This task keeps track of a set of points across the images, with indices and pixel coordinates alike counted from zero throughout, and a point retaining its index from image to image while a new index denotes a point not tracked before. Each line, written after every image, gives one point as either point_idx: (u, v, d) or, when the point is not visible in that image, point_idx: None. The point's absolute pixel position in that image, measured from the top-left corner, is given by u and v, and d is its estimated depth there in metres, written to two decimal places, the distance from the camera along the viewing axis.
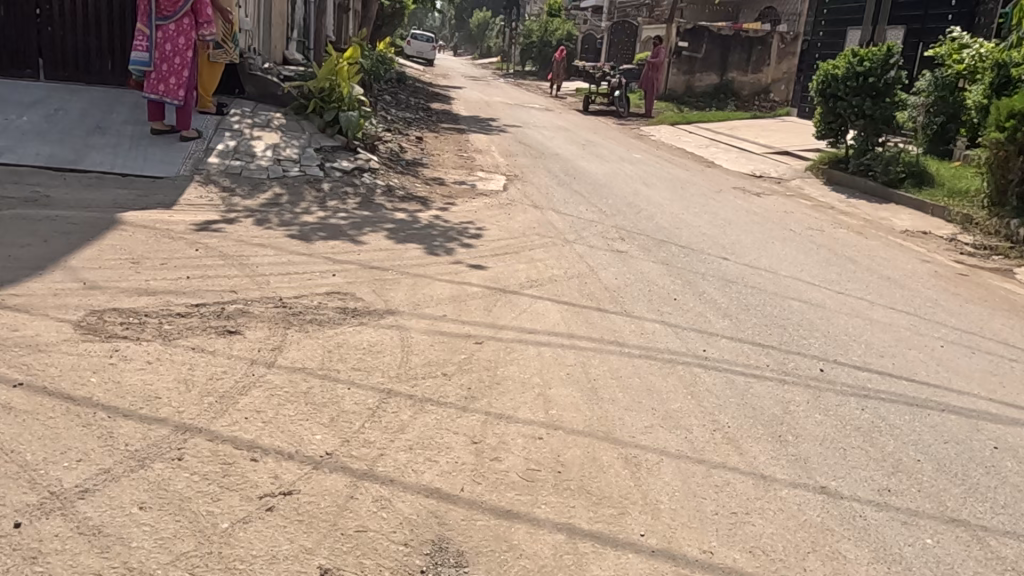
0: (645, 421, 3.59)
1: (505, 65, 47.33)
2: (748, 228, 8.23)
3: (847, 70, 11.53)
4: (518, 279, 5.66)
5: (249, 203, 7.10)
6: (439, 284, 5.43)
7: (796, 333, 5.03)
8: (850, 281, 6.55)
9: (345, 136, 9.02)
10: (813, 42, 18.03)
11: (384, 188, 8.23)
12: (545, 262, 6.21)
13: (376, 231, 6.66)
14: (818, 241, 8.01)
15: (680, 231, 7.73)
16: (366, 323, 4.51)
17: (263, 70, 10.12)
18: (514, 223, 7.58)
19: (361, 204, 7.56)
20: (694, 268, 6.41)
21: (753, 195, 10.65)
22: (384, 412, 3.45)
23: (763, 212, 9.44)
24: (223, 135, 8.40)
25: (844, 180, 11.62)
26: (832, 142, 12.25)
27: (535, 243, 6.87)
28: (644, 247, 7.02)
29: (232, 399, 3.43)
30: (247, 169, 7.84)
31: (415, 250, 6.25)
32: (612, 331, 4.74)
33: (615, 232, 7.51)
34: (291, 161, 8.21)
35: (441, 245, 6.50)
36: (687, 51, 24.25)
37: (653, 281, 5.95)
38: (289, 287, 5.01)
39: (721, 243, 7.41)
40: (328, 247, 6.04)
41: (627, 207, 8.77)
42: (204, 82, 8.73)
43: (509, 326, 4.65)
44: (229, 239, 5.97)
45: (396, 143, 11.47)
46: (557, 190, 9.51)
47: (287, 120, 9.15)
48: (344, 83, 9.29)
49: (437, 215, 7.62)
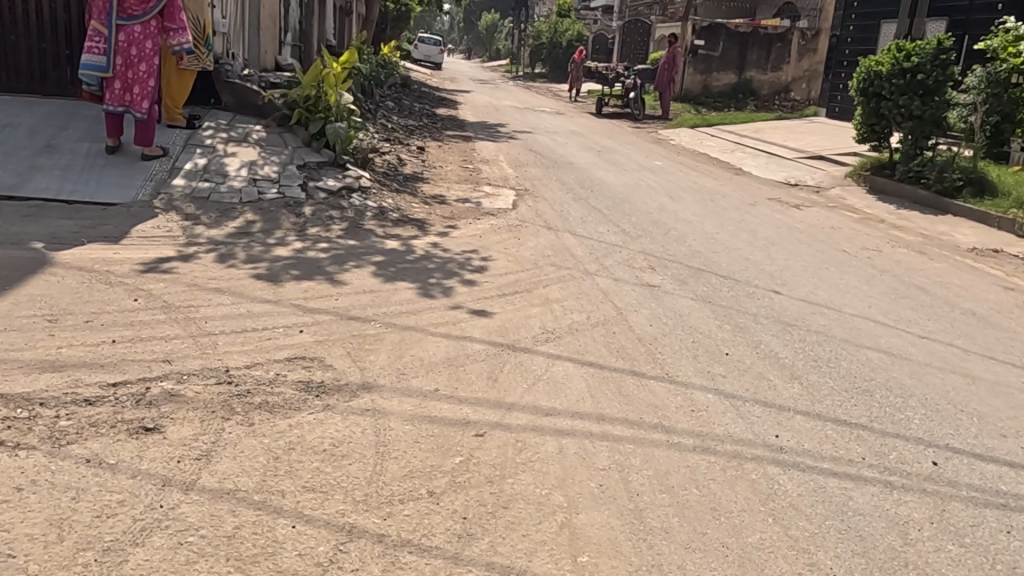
0: (715, 571, 2.53)
1: (514, 67, 46.32)
2: (796, 251, 7.13)
3: (891, 66, 10.43)
4: (532, 330, 4.59)
5: (215, 233, 6.06)
6: (433, 338, 4.37)
7: (887, 405, 3.93)
8: (930, 317, 5.44)
9: (332, 150, 7.93)
10: (842, 37, 16.85)
11: (376, 210, 7.17)
12: (562, 304, 5.14)
13: (361, 266, 5.61)
14: (878, 265, 6.89)
15: (718, 257, 6.65)
16: (333, 408, 3.45)
17: (244, 77, 9.05)
18: (524, 250, 6.51)
19: (346, 231, 6.52)
20: (742, 308, 5.32)
21: (791, 207, 9.55)
22: (340, 571, 2.39)
23: (807, 228, 8.33)
24: (192, 152, 7.37)
25: (891, 187, 10.49)
26: (874, 146, 11.11)
27: (550, 276, 5.79)
28: (680, 278, 5.95)
29: (119, 558, 2.38)
30: (216, 192, 6.80)
31: (406, 291, 5.19)
32: (653, 409, 3.66)
33: (644, 259, 6.42)
34: (268, 181, 7.16)
35: (437, 282, 5.44)
36: (703, 50, 22.93)
37: (696, 328, 4.86)
38: (240, 354, 3.96)
39: (768, 271, 6.31)
40: (302, 290, 4.99)
41: (654, 227, 7.69)
42: (172, 92, 7.67)
43: (520, 405, 3.59)
44: (180, 283, 4.93)
45: (393, 155, 10.43)
46: (574, 207, 8.44)
47: (268, 133, 8.10)
48: (330, 90, 8.23)
49: (434, 242, 6.56)
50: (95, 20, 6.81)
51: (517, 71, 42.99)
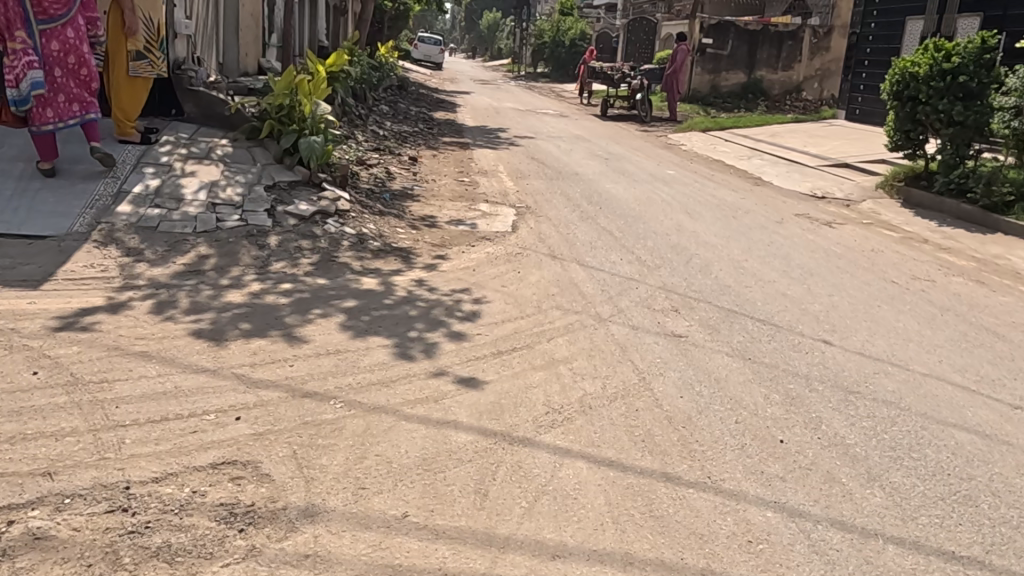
0: None
1: (516, 67, 45.27)
2: (839, 283, 6.18)
3: (929, 67, 9.44)
4: (533, 410, 3.64)
5: (158, 273, 5.14)
6: (407, 424, 3.42)
7: (1003, 524, 2.98)
8: (1017, 376, 4.48)
9: (307, 167, 6.98)
10: (863, 33, 15.89)
11: (354, 237, 6.24)
12: (570, 365, 4.19)
13: (329, 316, 4.67)
14: (935, 299, 5.93)
15: (752, 294, 5.70)
16: (261, 554, 2.51)
17: (210, 85, 8.07)
18: (525, 287, 5.57)
19: (317, 266, 5.59)
20: (791, 367, 4.37)
21: (822, 225, 8.60)
22: None
23: (844, 251, 7.38)
24: (143, 172, 6.42)
25: (929, 201, 9.56)
26: (909, 154, 10.13)
27: (554, 324, 4.85)
28: (710, 325, 5.00)
29: None
30: (167, 220, 5.85)
31: (379, 350, 4.24)
32: (697, 543, 2.70)
33: (666, 298, 5.48)
34: (230, 205, 6.21)
35: (418, 336, 4.50)
36: (711, 48, 21.80)
37: (739, 400, 3.92)
38: (150, 460, 3.01)
39: (811, 312, 5.37)
40: (251, 353, 4.05)
41: (673, 253, 6.75)
42: (122, 102, 6.69)
43: (516, 542, 2.65)
44: (99, 345, 4.00)
45: (382, 168, 9.49)
46: (582, 228, 7.48)
47: (235, 148, 7.14)
48: (305, 99, 7.29)
49: (419, 278, 5.62)
50: (13, 38, 5.75)
51: (518, 70, 42.00)
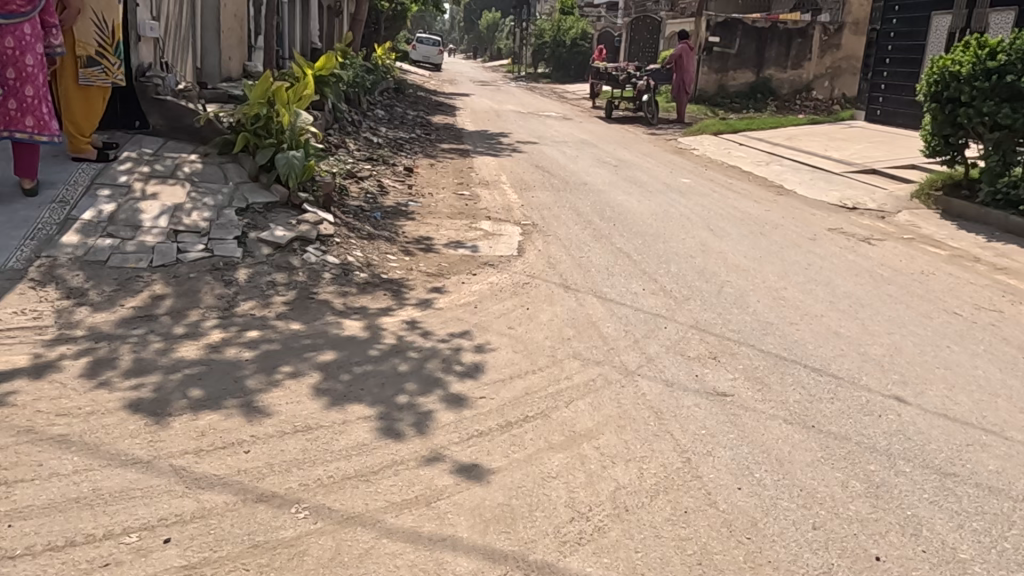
0: None
1: (517, 67, 44.35)
2: (895, 317, 5.36)
3: (973, 65, 8.60)
4: (553, 515, 2.83)
5: (102, 320, 4.33)
6: (391, 545, 2.61)
7: None
8: None
9: (285, 186, 6.17)
10: (883, 30, 15.09)
11: (337, 268, 5.43)
12: (595, 443, 3.38)
13: (299, 376, 3.86)
14: (1010, 336, 5.11)
15: (799, 334, 4.90)
16: None
17: (179, 93, 7.23)
18: (535, 328, 4.77)
19: (292, 306, 4.79)
20: (864, 441, 3.56)
21: (859, 240, 7.79)
22: None
23: (892, 273, 6.57)
24: (97, 195, 5.61)
25: (973, 212, 8.78)
26: (948, 161, 9.34)
27: (573, 380, 4.04)
28: (758, 378, 4.19)
29: None
30: (120, 252, 5.05)
31: (358, 427, 3.42)
32: None
33: (701, 341, 4.67)
34: (195, 232, 5.40)
35: (408, 401, 3.69)
36: (718, 47, 21.04)
37: (810, 491, 3.11)
38: None
39: (872, 358, 4.56)
40: (196, 435, 3.24)
41: (702, 280, 5.95)
42: (75, 114, 5.90)
43: None
44: (8, 427, 3.20)
45: (374, 181, 8.70)
46: (595, 250, 6.69)
47: (205, 165, 6.33)
48: (284, 109, 6.46)
49: (411, 319, 4.81)
50: None
51: (518, 71, 41.19)
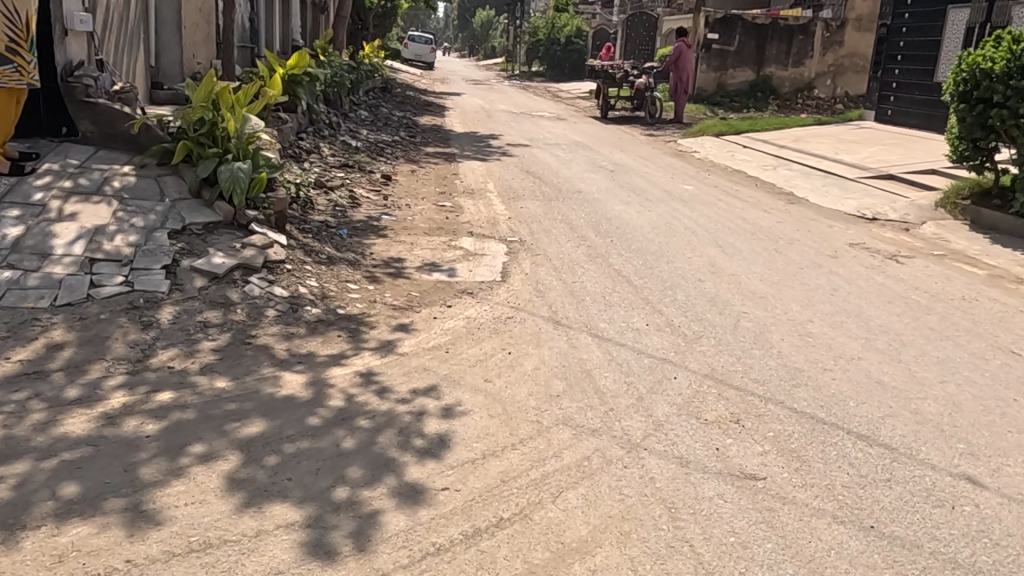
0: None
1: (511, 66, 43.46)
2: (945, 359, 4.53)
3: (1007, 62, 7.77)
4: None
5: None
6: None
7: None
8: None
9: (230, 203, 5.33)
10: (894, 26, 14.27)
11: (285, 303, 4.59)
12: (589, 564, 2.54)
13: (214, 460, 3.01)
14: None
15: (835, 385, 4.07)
16: None
17: (115, 95, 6.37)
18: (518, 381, 3.92)
19: (223, 355, 3.94)
20: (940, 549, 2.74)
21: (886, 258, 6.97)
22: None
23: (928, 299, 5.75)
24: (3, 216, 4.76)
25: (1006, 224, 7.96)
26: (978, 167, 8.52)
27: (562, 458, 3.20)
28: (793, 452, 3.35)
29: None
30: (17, 288, 4.20)
31: (277, 541, 2.57)
32: None
33: (718, 398, 3.83)
34: (114, 261, 4.56)
35: (349, 495, 2.84)
36: (717, 44, 19.98)
37: None
38: None
39: (927, 419, 3.73)
40: (51, 563, 2.39)
41: (714, 311, 5.12)
42: None
43: None
44: None
45: (345, 191, 7.86)
46: (590, 272, 5.87)
47: (139, 178, 5.48)
48: (230, 113, 5.63)
49: (368, 369, 3.96)
50: None
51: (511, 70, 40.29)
